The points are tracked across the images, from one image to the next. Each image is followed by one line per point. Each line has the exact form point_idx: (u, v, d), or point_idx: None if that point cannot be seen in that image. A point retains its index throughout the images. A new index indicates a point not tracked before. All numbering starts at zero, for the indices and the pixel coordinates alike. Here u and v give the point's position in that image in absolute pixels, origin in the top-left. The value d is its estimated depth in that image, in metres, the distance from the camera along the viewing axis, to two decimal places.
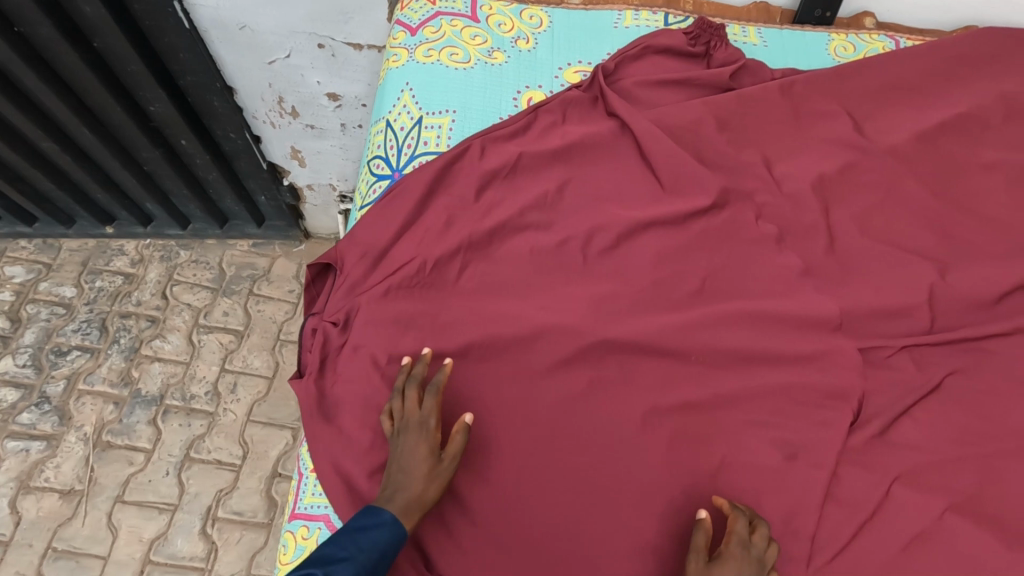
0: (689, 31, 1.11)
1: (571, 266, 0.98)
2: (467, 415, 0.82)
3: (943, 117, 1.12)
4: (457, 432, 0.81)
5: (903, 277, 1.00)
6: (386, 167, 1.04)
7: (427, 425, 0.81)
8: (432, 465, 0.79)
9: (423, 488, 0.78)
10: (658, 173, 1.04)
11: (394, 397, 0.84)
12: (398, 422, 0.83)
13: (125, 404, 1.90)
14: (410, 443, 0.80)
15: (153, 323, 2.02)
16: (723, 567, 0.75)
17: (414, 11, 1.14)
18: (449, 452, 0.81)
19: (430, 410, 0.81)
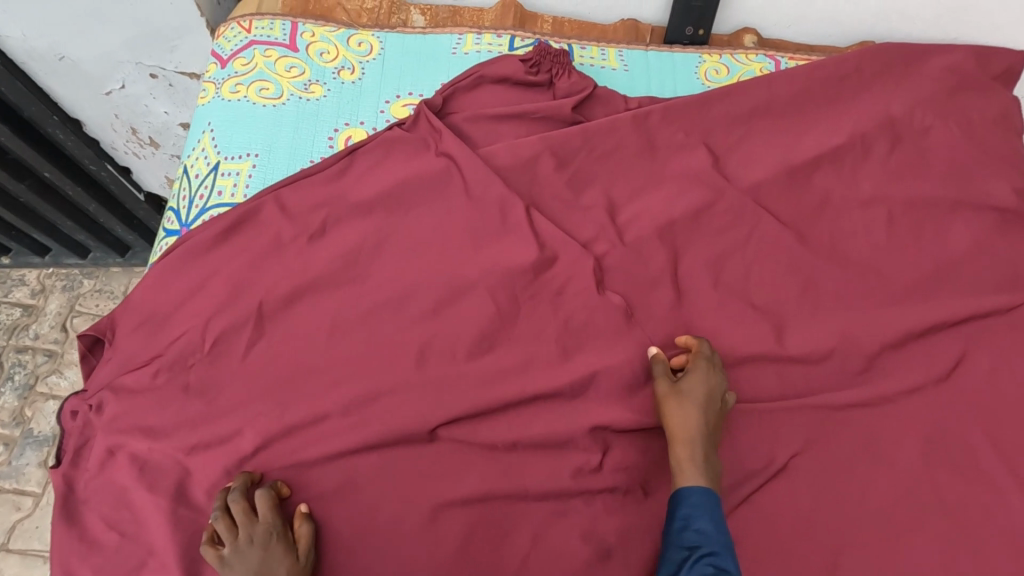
0: (526, 57, 1.00)
1: (370, 329, 0.85)
2: (305, 503, 0.74)
3: (813, 149, 1.00)
4: (304, 523, 0.73)
5: (754, 338, 0.88)
6: (176, 221, 0.93)
7: (273, 528, 0.71)
8: (292, 565, 0.69)
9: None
10: (483, 219, 0.91)
11: (216, 521, 0.71)
12: (234, 542, 0.70)
13: (16, 445, 1.81)
14: (259, 557, 0.69)
15: (50, 358, 1.93)
16: (691, 382, 0.79)
17: (228, 40, 1.03)
18: (303, 546, 0.72)
19: (271, 515, 0.71)
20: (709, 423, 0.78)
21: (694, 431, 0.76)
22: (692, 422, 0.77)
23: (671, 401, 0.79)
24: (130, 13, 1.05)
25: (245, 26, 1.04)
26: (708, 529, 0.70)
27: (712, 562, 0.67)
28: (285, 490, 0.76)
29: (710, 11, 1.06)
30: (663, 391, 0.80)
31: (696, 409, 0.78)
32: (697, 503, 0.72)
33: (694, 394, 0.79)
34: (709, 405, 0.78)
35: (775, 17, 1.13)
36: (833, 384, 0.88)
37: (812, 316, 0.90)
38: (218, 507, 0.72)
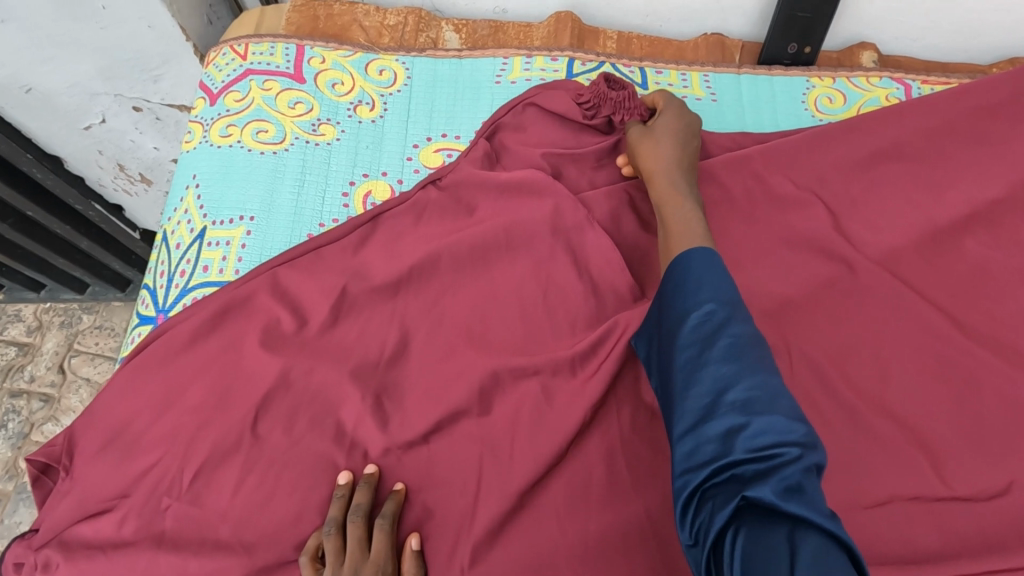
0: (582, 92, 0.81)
1: (396, 455, 0.65)
2: (415, 537, 0.61)
3: (966, 202, 0.77)
4: (414, 562, 0.60)
5: (898, 465, 0.66)
6: (151, 305, 0.73)
7: (382, 571, 0.58)
8: None
9: None
10: (538, 304, 0.72)
11: (325, 537, 0.60)
12: (338, 570, 0.58)
13: (7, 502, 1.45)
14: None
15: (46, 403, 1.56)
16: (663, 120, 0.74)
17: (219, 69, 0.83)
18: None
19: (381, 552, 0.59)
20: (682, 154, 0.72)
21: (671, 161, 0.70)
22: (667, 154, 0.71)
23: (643, 142, 0.73)
24: (104, 40, 0.85)
25: (241, 52, 0.84)
26: (703, 284, 0.57)
27: (713, 313, 0.55)
28: (402, 503, 0.63)
29: (820, 23, 0.86)
30: (635, 134, 0.74)
31: (671, 142, 0.72)
32: (687, 259, 0.59)
33: (667, 132, 0.73)
34: (684, 138, 0.73)
35: (900, 29, 0.91)
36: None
37: (983, 433, 0.67)
38: (332, 521, 0.61)
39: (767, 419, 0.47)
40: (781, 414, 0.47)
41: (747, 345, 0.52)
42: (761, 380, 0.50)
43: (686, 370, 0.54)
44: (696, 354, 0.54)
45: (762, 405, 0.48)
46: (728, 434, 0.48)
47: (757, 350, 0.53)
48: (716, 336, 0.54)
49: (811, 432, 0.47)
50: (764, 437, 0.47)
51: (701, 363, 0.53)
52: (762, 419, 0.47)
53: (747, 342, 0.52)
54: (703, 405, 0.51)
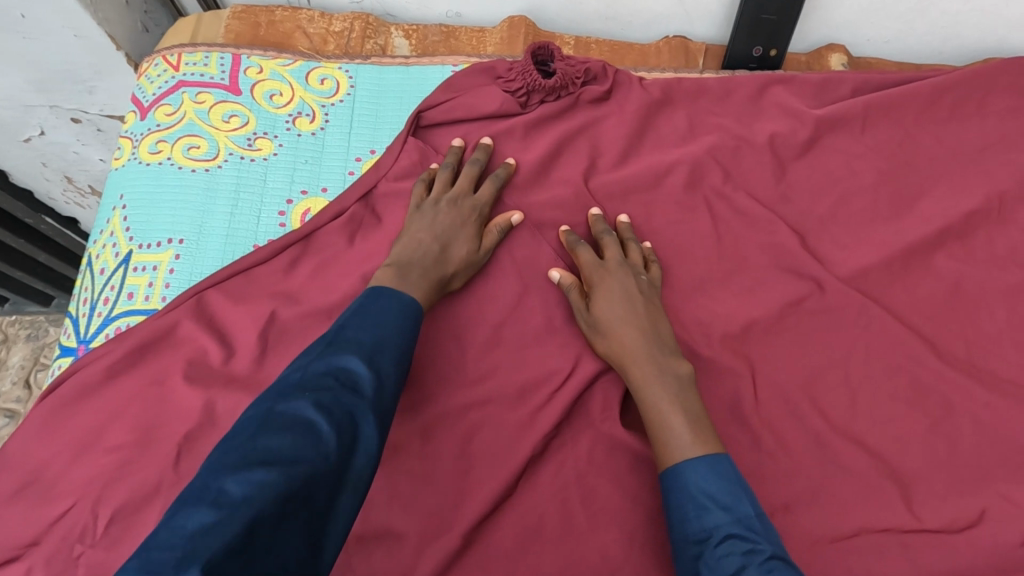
0: (512, 87, 0.78)
1: None
2: (516, 214, 0.71)
3: (935, 213, 0.74)
4: (504, 227, 0.70)
5: (872, 496, 0.62)
6: (73, 335, 0.68)
7: (477, 213, 0.69)
8: (471, 253, 0.67)
9: (454, 274, 0.66)
10: (488, 329, 0.68)
11: (441, 171, 0.72)
12: (442, 195, 0.70)
13: None
14: (452, 218, 0.68)
15: (10, 420, 1.38)
16: (604, 297, 0.65)
17: (151, 80, 0.79)
18: (489, 247, 0.69)
19: (484, 199, 0.70)
20: (641, 318, 0.64)
21: (637, 347, 0.62)
22: (630, 338, 0.62)
23: (594, 335, 0.64)
24: (28, 52, 0.80)
25: (174, 63, 0.80)
26: (716, 502, 0.52)
27: (735, 543, 0.49)
28: (510, 174, 0.74)
29: (787, 26, 0.81)
30: (583, 327, 0.66)
31: (625, 321, 0.63)
32: (684, 478, 0.53)
33: (613, 305, 0.64)
34: (638, 306, 0.64)
35: (871, 31, 0.88)
36: (1018, 566, 0.57)
37: (956, 461, 0.63)
38: (448, 155, 0.73)
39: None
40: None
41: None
42: None
43: None
44: None
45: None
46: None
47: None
48: (746, 572, 0.47)
49: None
50: None
51: None
52: None
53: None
54: None
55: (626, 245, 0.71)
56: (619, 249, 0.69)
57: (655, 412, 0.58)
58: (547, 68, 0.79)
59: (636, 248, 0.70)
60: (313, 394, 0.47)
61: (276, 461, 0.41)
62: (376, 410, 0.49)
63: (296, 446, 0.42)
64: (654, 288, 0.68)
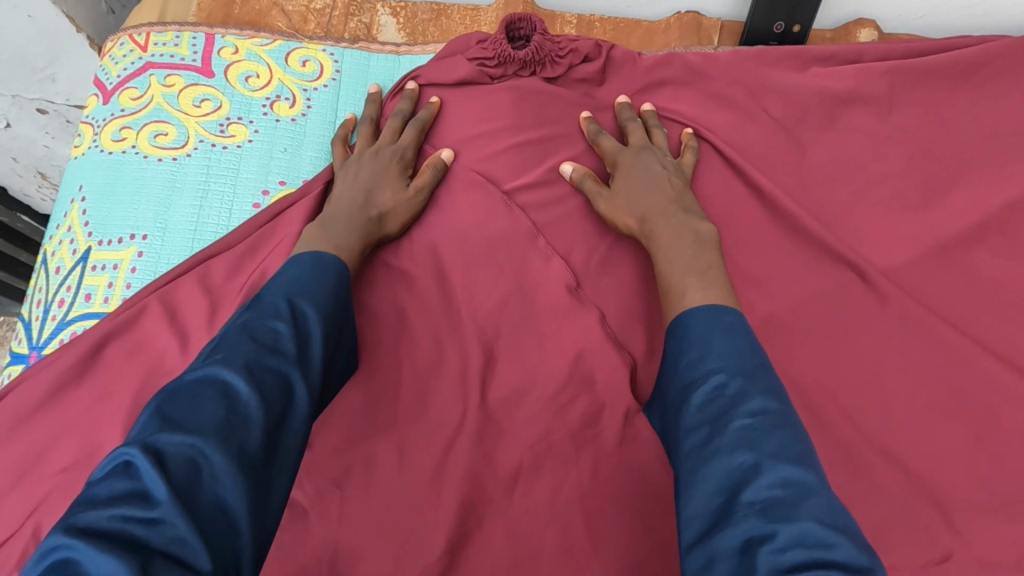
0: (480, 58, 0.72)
1: (304, 511, 0.53)
2: (448, 153, 0.67)
3: (975, 202, 0.67)
4: (438, 167, 0.66)
5: (919, 519, 0.54)
6: (24, 341, 0.62)
7: (399, 153, 0.66)
8: (396, 196, 0.63)
9: (381, 220, 0.62)
10: (481, 326, 0.61)
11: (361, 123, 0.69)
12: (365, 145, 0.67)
13: None
14: (373, 165, 0.64)
15: None
16: (626, 176, 0.63)
17: (116, 62, 0.72)
18: (417, 185, 0.65)
19: (407, 140, 0.67)
20: (662, 189, 0.62)
21: (659, 207, 0.60)
22: (649, 200, 0.61)
23: (614, 212, 0.62)
24: None
25: (141, 43, 0.73)
26: (714, 353, 0.45)
27: (725, 390, 0.43)
28: (436, 115, 0.70)
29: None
30: (601, 207, 0.64)
31: (644, 188, 0.62)
32: (683, 322, 0.48)
33: (633, 176, 0.63)
34: (659, 179, 0.63)
35: (902, 4, 0.81)
36: None
37: (1009, 480, 0.56)
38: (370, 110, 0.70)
39: (799, 524, 0.35)
40: (817, 513, 0.36)
41: (775, 427, 0.40)
42: (789, 474, 0.38)
43: (691, 463, 0.41)
44: (708, 440, 0.41)
45: (786, 504, 0.37)
46: (747, 548, 0.36)
47: (785, 433, 0.40)
48: (732, 417, 0.41)
49: (855, 545, 0.35)
50: (795, 557, 0.34)
51: (710, 453, 0.41)
52: (794, 528, 0.35)
53: (771, 427, 0.40)
54: (715, 508, 0.38)
55: (650, 131, 0.69)
56: (644, 135, 0.68)
57: (670, 260, 0.56)
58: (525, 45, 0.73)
59: (661, 133, 0.69)
60: (228, 357, 0.42)
61: (194, 426, 0.37)
62: (302, 371, 0.45)
63: (200, 418, 0.38)
64: (680, 170, 0.66)
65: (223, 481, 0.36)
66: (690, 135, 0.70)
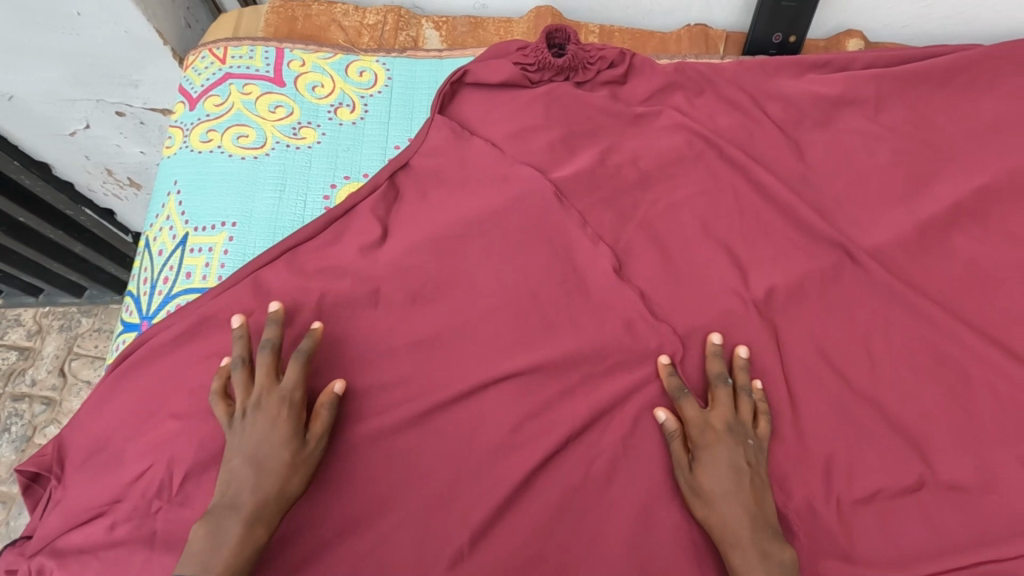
0: (522, 61, 0.82)
1: (388, 450, 0.65)
2: (338, 383, 0.65)
3: (948, 191, 0.77)
4: (331, 403, 0.63)
5: (890, 456, 0.66)
6: (135, 312, 0.73)
7: (288, 399, 0.61)
8: (295, 452, 0.60)
9: (283, 482, 0.59)
10: (525, 301, 0.73)
11: (235, 369, 0.63)
12: (244, 402, 0.62)
13: (12, 504, 1.34)
14: (262, 426, 0.60)
15: (48, 407, 1.43)
16: (711, 471, 0.61)
17: (198, 72, 0.83)
18: (316, 429, 0.62)
19: (294, 383, 0.62)
20: (743, 472, 0.60)
21: (733, 490, 0.59)
22: (726, 496, 0.59)
23: (695, 494, 0.61)
24: (78, 46, 0.85)
25: (220, 56, 0.83)
26: None
27: None
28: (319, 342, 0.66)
29: (806, 12, 0.84)
30: (684, 481, 0.62)
31: (725, 475, 0.60)
32: None
33: (716, 457, 0.61)
34: (740, 473, 0.60)
35: (888, 15, 0.91)
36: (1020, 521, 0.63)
37: (969, 424, 0.67)
38: (236, 352, 0.64)
39: None
40: None
41: None
42: None
43: None
44: None
45: None
46: None
47: None
48: None
49: None
50: None
51: None
52: None
53: None
54: None
55: (738, 397, 0.65)
56: (730, 404, 0.65)
57: (738, 551, 0.57)
58: (561, 52, 0.83)
59: (748, 401, 0.65)
60: None
61: None
62: None
63: None
64: (759, 446, 0.63)
65: None
66: (761, 391, 0.67)
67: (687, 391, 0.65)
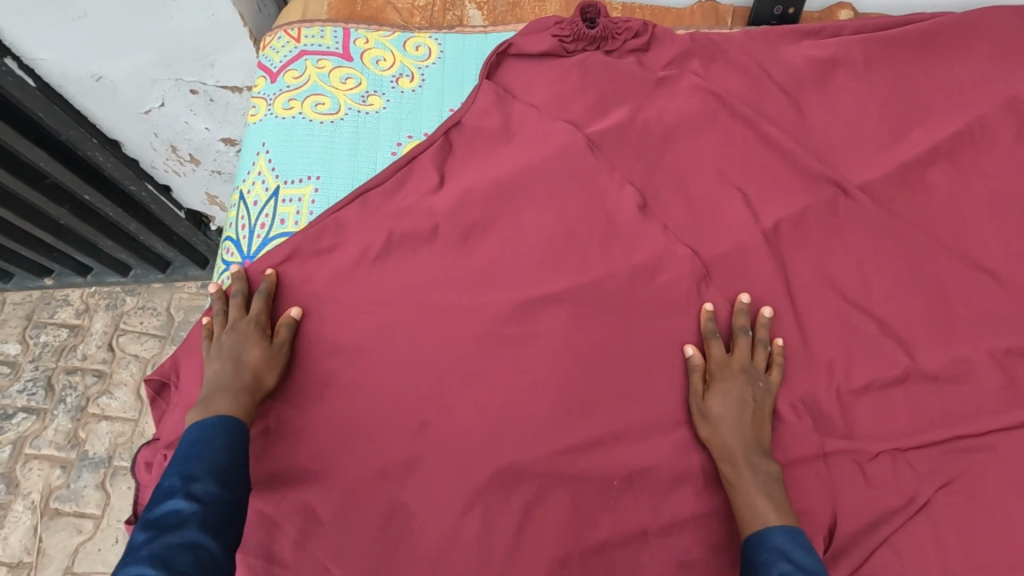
0: (561, 33, 0.95)
1: (461, 358, 0.78)
2: (295, 309, 0.79)
3: (928, 137, 0.90)
4: (290, 323, 0.78)
5: (878, 356, 0.79)
6: (236, 253, 0.85)
7: (256, 322, 0.77)
8: (264, 351, 0.75)
9: (257, 374, 0.74)
10: (567, 235, 0.85)
11: (215, 318, 0.79)
12: (223, 329, 0.78)
13: (73, 467, 1.45)
14: (237, 340, 0.75)
15: (100, 377, 1.55)
16: (720, 401, 0.74)
17: (276, 50, 0.95)
18: (279, 339, 0.77)
19: (257, 310, 0.78)
20: (750, 408, 0.74)
21: (736, 415, 0.73)
22: (732, 427, 0.72)
23: (700, 420, 0.75)
24: (169, 30, 0.98)
25: (294, 35, 0.96)
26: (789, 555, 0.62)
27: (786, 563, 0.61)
28: (276, 283, 0.81)
29: None
30: (694, 408, 0.76)
31: (735, 407, 0.73)
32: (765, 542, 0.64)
33: (730, 390, 0.74)
34: (748, 410, 0.73)
35: None
36: (981, 404, 0.77)
37: (942, 330, 0.80)
38: (216, 295, 0.80)
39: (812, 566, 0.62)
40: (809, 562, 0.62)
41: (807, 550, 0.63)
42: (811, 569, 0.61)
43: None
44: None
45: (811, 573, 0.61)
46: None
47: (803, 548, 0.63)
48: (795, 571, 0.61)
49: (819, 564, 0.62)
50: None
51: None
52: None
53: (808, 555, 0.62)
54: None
55: (755, 346, 0.78)
56: (748, 352, 0.77)
57: (734, 473, 0.71)
58: (594, 25, 0.95)
59: (763, 351, 0.77)
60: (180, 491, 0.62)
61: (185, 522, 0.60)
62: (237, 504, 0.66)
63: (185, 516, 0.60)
64: (768, 392, 0.76)
65: (204, 538, 0.59)
66: (781, 349, 0.78)
67: (719, 334, 0.79)
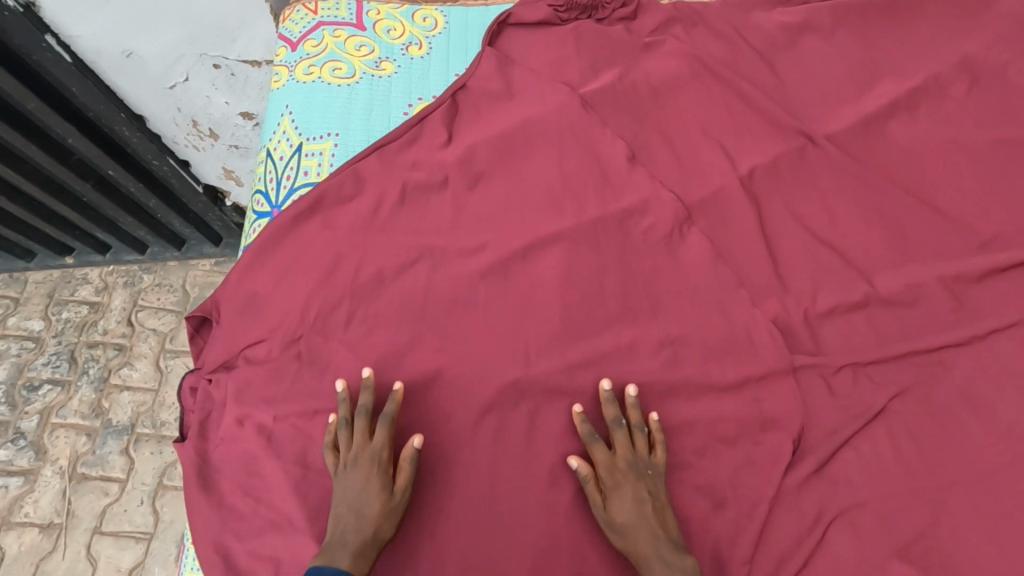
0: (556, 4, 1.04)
1: (471, 290, 0.88)
2: (417, 438, 0.77)
3: (889, 91, 0.99)
4: (412, 457, 0.76)
5: (843, 284, 0.89)
6: (265, 203, 0.96)
7: (377, 458, 0.76)
8: (384, 503, 0.74)
9: (376, 527, 0.73)
10: (564, 182, 0.95)
11: (339, 429, 0.79)
12: (348, 454, 0.78)
13: (98, 434, 1.54)
14: (361, 478, 0.76)
15: (120, 351, 1.64)
16: (621, 508, 0.75)
17: (295, 22, 1.03)
18: (400, 483, 0.76)
19: (381, 442, 0.77)
20: (651, 501, 0.75)
21: (638, 521, 0.74)
22: (635, 525, 0.73)
23: (610, 532, 0.75)
24: (199, 6, 1.09)
25: (311, 8, 1.04)
26: None
27: None
28: (400, 403, 0.79)
29: None
30: (601, 520, 0.76)
31: (633, 510, 0.74)
32: None
33: (626, 499, 0.75)
34: (648, 505, 0.74)
35: None
36: (933, 323, 0.87)
37: (901, 261, 0.90)
38: (341, 409, 0.80)
39: None
40: None
41: None
42: None
43: None
44: None
45: None
46: None
47: None
48: None
49: None
50: None
51: None
52: None
53: None
54: None
55: (632, 435, 0.79)
56: (628, 445, 0.78)
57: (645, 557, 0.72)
58: None
59: (642, 437, 0.79)
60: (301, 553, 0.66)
61: None
62: None
63: None
64: (659, 480, 0.77)
65: None
66: (655, 421, 0.80)
67: (597, 437, 0.79)
